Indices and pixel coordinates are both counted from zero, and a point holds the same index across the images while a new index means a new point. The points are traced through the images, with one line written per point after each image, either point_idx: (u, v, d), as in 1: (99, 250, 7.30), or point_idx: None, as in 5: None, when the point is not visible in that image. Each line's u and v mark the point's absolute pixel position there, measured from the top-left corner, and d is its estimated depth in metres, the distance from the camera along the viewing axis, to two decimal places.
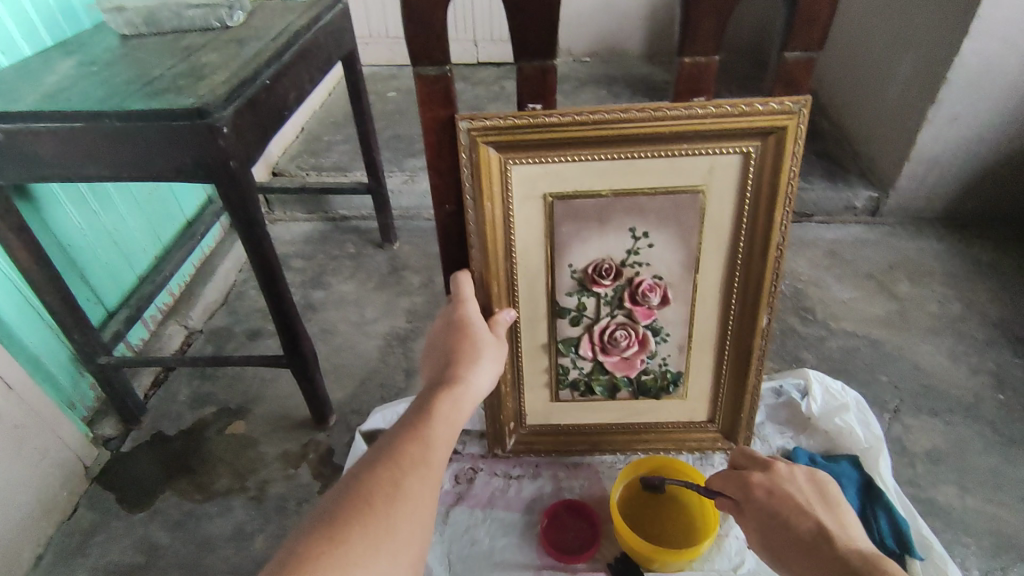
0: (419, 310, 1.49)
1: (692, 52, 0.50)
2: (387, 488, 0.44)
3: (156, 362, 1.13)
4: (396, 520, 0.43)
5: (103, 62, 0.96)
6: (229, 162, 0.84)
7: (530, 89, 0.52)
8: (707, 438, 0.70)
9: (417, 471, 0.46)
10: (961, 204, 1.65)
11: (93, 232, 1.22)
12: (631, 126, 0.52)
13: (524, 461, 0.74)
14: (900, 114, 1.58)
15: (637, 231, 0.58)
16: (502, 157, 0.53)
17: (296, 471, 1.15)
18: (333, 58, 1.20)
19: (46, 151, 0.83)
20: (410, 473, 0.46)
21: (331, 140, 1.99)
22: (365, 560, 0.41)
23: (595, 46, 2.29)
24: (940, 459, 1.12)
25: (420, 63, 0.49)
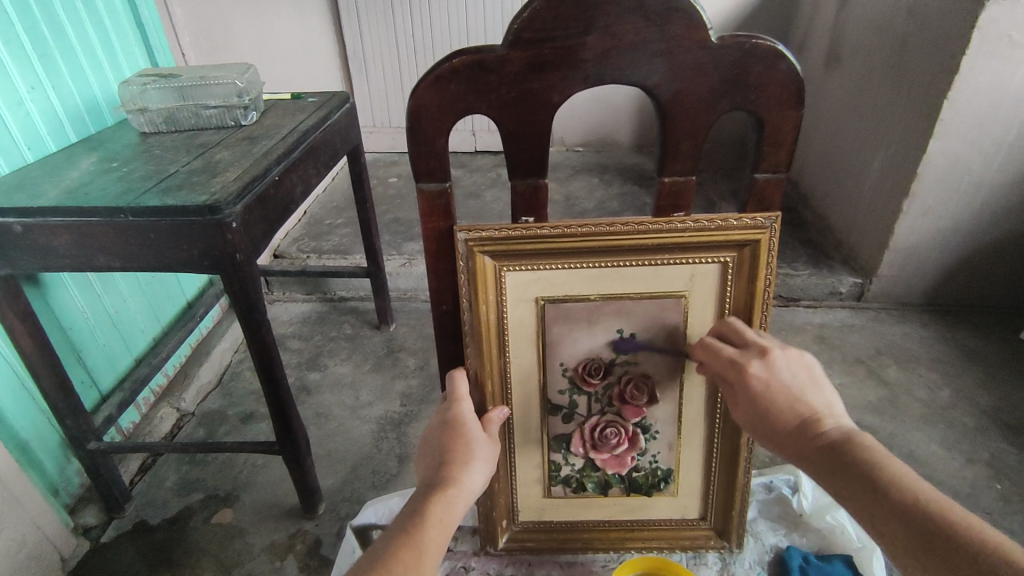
0: (413, 394, 1.49)
1: (672, 172, 0.55)
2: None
3: (145, 447, 1.12)
4: None
5: (123, 159, 1.02)
6: (235, 255, 0.88)
7: (524, 204, 0.56)
8: (700, 536, 0.70)
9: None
10: (942, 291, 1.70)
11: (94, 314, 1.24)
12: (617, 238, 0.56)
13: (516, 559, 0.72)
14: (878, 206, 1.65)
15: (624, 332, 0.61)
16: (497, 264, 0.57)
17: (281, 564, 1.11)
18: (338, 153, 1.27)
19: (61, 244, 0.87)
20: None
21: (332, 223, 2.06)
22: None
23: (586, 137, 2.42)
24: None
25: (423, 180, 0.53)
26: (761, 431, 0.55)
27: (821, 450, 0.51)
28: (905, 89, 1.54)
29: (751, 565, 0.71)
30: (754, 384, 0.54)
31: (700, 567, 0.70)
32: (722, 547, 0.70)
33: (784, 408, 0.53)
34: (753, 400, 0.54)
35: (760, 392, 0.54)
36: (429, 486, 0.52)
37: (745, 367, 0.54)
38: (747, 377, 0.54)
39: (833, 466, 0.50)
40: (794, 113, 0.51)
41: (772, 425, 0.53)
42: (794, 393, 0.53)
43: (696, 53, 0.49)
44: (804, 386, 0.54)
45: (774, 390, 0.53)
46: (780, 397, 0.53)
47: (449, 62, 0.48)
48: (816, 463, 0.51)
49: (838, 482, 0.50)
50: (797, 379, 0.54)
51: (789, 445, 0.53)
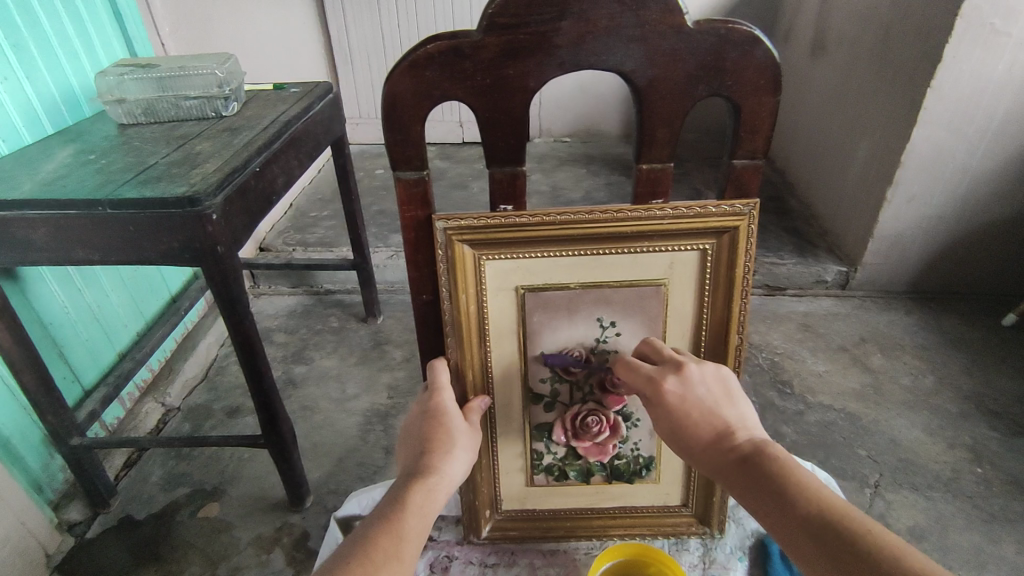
0: (401, 386, 1.49)
1: (650, 159, 0.55)
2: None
3: (129, 442, 1.11)
4: None
5: (100, 151, 1.00)
6: (216, 247, 0.87)
7: (502, 192, 0.56)
8: (682, 522, 0.70)
9: (387, 568, 0.47)
10: (925, 278, 1.72)
11: (75, 309, 1.22)
12: (596, 226, 0.55)
13: (500, 548, 0.72)
14: (862, 194, 1.67)
15: (604, 321, 0.61)
16: (476, 252, 0.57)
17: (269, 557, 1.11)
18: (321, 144, 1.26)
19: (37, 238, 0.86)
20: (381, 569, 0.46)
21: (318, 216, 2.05)
22: None
23: (573, 128, 2.42)
24: (923, 536, 1.11)
25: (399, 168, 0.53)
26: (677, 448, 0.56)
27: (732, 463, 0.52)
28: (888, 79, 1.55)
29: (731, 550, 0.71)
30: (668, 400, 0.55)
31: (682, 553, 0.71)
32: (703, 533, 0.70)
33: (696, 423, 0.54)
34: (668, 416, 0.55)
35: (676, 407, 0.55)
36: (411, 474, 0.52)
37: (661, 383, 0.55)
38: (662, 394, 0.55)
39: (747, 482, 0.51)
40: (770, 100, 0.51)
41: (688, 440, 0.54)
42: (708, 407, 0.54)
43: (672, 40, 0.49)
44: (718, 400, 0.55)
45: (690, 405, 0.54)
46: (693, 412, 0.54)
47: (424, 48, 0.48)
48: (729, 479, 0.52)
49: (752, 496, 0.50)
50: (713, 393, 0.55)
51: (701, 463, 0.54)
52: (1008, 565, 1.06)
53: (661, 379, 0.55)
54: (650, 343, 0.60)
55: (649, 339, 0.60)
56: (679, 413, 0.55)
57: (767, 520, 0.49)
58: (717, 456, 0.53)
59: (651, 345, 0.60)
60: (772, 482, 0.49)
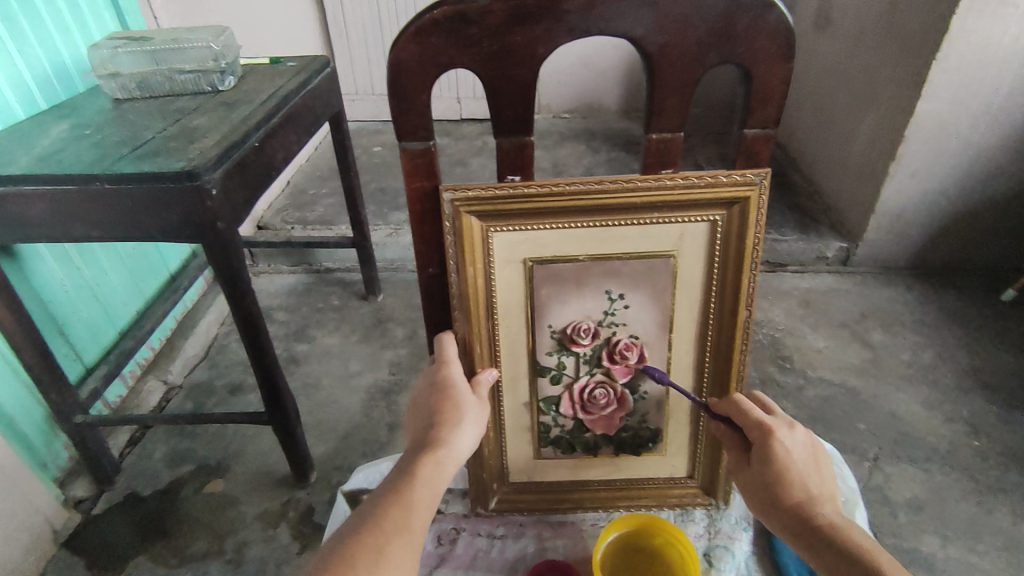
0: (403, 363, 1.49)
1: (660, 129, 0.54)
2: (369, 557, 0.45)
3: (133, 420, 1.11)
4: None
5: (96, 125, 0.98)
6: (216, 222, 0.86)
7: (508, 163, 0.55)
8: (688, 493, 0.71)
9: (400, 538, 0.47)
10: (926, 254, 1.72)
11: (74, 287, 1.21)
12: (605, 197, 0.55)
13: (508, 520, 0.73)
14: (865, 169, 1.65)
15: (612, 294, 0.61)
16: (483, 225, 0.56)
17: (275, 532, 1.12)
18: (320, 119, 1.24)
19: (36, 213, 0.85)
20: (393, 540, 0.47)
21: (317, 193, 2.03)
22: None
23: (573, 103, 2.39)
24: (920, 508, 1.13)
25: (404, 138, 0.52)
26: (763, 499, 0.56)
27: (816, 523, 0.52)
28: (893, 51, 1.53)
29: (737, 520, 0.72)
30: (774, 447, 0.56)
31: (688, 524, 0.71)
32: (708, 504, 0.71)
33: (794, 479, 0.55)
34: (768, 462, 0.56)
35: (778, 460, 0.56)
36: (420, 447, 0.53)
37: (773, 431, 0.57)
38: (772, 440, 0.56)
39: (824, 545, 0.51)
40: (784, 67, 0.50)
41: (778, 490, 0.55)
42: (806, 471, 0.56)
43: (683, 4, 0.47)
44: (816, 471, 0.56)
45: (793, 462, 0.56)
46: (795, 468, 0.55)
47: (430, 13, 0.46)
48: (810, 535, 0.52)
49: (831, 559, 0.50)
50: (810, 462, 0.56)
51: (783, 514, 0.54)
52: (1004, 536, 1.08)
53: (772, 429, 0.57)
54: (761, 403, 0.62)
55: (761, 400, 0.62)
56: (777, 464, 0.56)
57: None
58: (802, 515, 0.53)
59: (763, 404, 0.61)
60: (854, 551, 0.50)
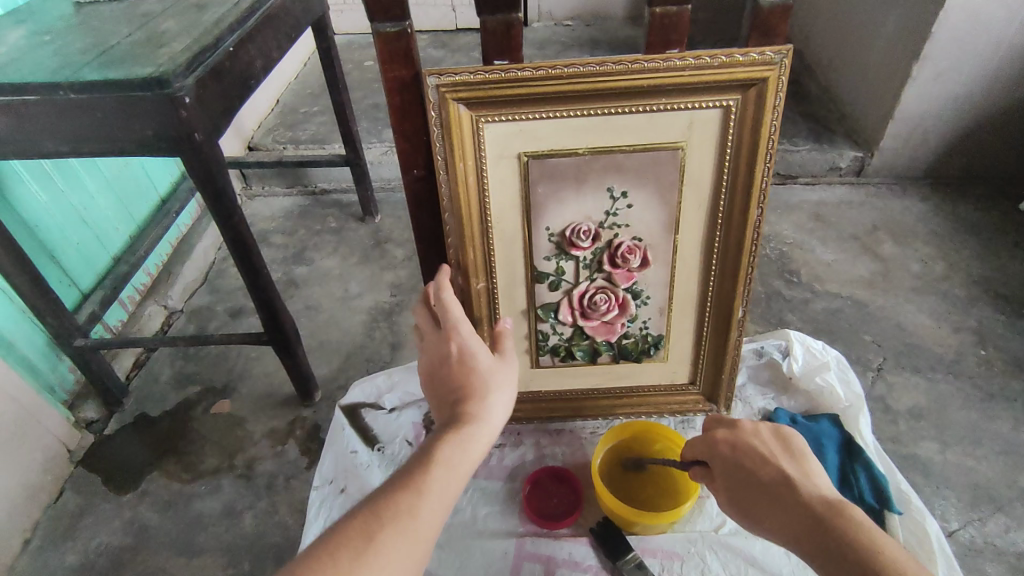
0: (404, 284, 1.48)
1: (663, 2, 0.49)
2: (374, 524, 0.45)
3: (133, 343, 1.10)
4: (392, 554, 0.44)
5: (58, 32, 0.91)
6: (193, 134, 0.81)
7: (498, 45, 0.50)
8: (689, 399, 0.70)
9: (395, 525, 0.46)
10: (945, 162, 1.64)
11: (60, 211, 1.18)
12: (607, 80, 0.50)
13: (506, 430, 0.78)
14: (886, 71, 1.55)
15: (615, 191, 0.57)
16: (473, 115, 0.51)
17: (283, 448, 1.15)
18: (301, 24, 1.15)
19: (2, 128, 0.80)
20: (386, 526, 0.45)
21: (307, 112, 1.94)
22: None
23: (575, 8, 2.23)
24: (922, 416, 1.13)
25: (378, 19, 0.47)
26: (742, 505, 0.59)
27: (789, 512, 0.54)
28: None
29: None
30: (723, 449, 0.61)
31: (687, 430, 0.74)
32: (709, 410, 0.70)
33: (759, 471, 0.58)
34: (728, 464, 0.60)
35: (733, 457, 0.60)
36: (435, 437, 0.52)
37: (716, 435, 0.62)
38: (722, 442, 0.61)
39: (802, 528, 0.53)
40: None
41: (746, 489, 0.58)
42: (768, 459, 0.59)
43: None
44: (778, 453, 0.59)
45: (749, 452, 0.59)
46: (751, 457, 0.59)
47: None
48: (789, 512, 0.54)
49: (811, 544, 0.52)
50: (773, 446, 0.60)
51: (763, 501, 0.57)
52: (1004, 441, 1.08)
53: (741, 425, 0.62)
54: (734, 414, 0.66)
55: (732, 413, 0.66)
56: (736, 463, 0.59)
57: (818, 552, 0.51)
58: (774, 501, 0.56)
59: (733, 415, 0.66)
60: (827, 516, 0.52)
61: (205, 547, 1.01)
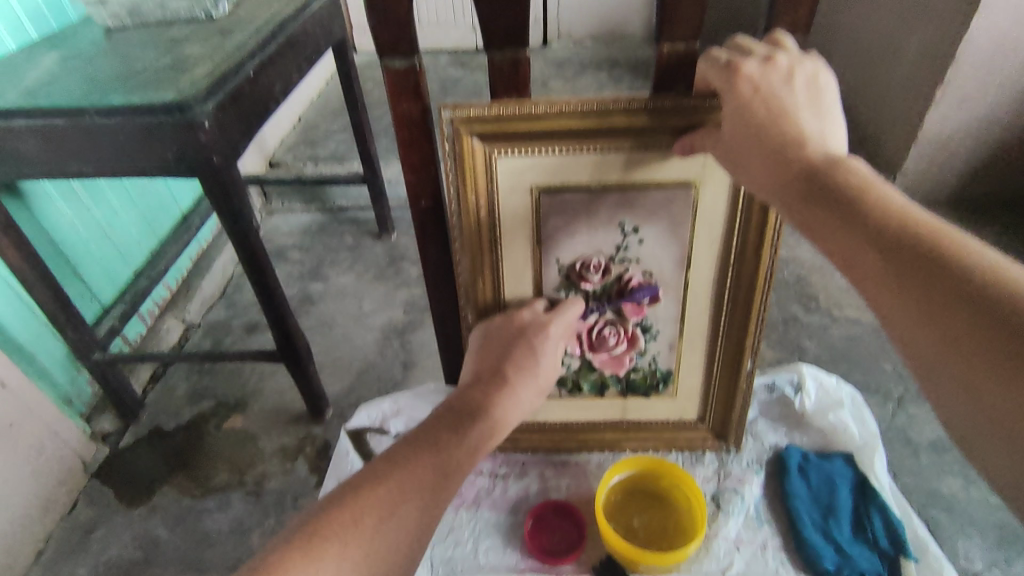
0: (417, 302, 1.48)
1: (672, 38, 0.48)
2: (428, 451, 0.50)
3: (149, 358, 1.12)
4: (425, 458, 0.49)
5: (88, 56, 0.95)
6: (211, 157, 0.82)
7: (504, 82, 0.50)
8: (697, 437, 0.68)
9: (445, 446, 0.51)
10: (969, 185, 1.62)
11: (84, 226, 1.21)
12: (621, 117, 0.50)
13: (510, 459, 0.71)
14: (908, 94, 1.53)
15: (626, 227, 0.56)
16: (487, 148, 0.51)
17: (293, 466, 1.15)
18: (321, 46, 1.18)
19: (29, 150, 0.82)
20: (433, 452, 0.50)
21: (328, 129, 1.98)
22: (403, 486, 0.48)
23: (594, 28, 2.25)
24: (945, 450, 1.10)
25: (386, 55, 0.47)
26: (762, 168, 0.44)
27: (823, 205, 0.41)
28: None
29: (747, 463, 0.70)
30: (756, 110, 0.43)
31: (695, 467, 0.69)
32: (719, 448, 0.69)
33: (793, 140, 0.42)
34: (753, 128, 0.43)
35: (767, 107, 0.43)
36: (437, 451, 0.50)
37: (752, 73, 0.43)
38: (753, 79, 0.43)
39: (853, 227, 0.40)
40: None
41: (771, 162, 0.43)
42: (808, 129, 0.43)
43: None
44: (819, 124, 0.43)
45: (783, 104, 0.43)
46: (784, 116, 0.43)
47: None
48: (933, 293, 0.36)
49: (871, 263, 0.39)
50: (810, 104, 0.43)
51: (871, 266, 0.39)
52: None
53: (745, 66, 0.43)
54: (734, 41, 0.47)
55: (738, 38, 0.47)
56: (765, 118, 0.43)
57: (970, 384, 0.36)
58: (809, 180, 0.41)
59: (773, 38, 0.46)
60: (996, 303, 0.35)
61: (213, 565, 1.01)
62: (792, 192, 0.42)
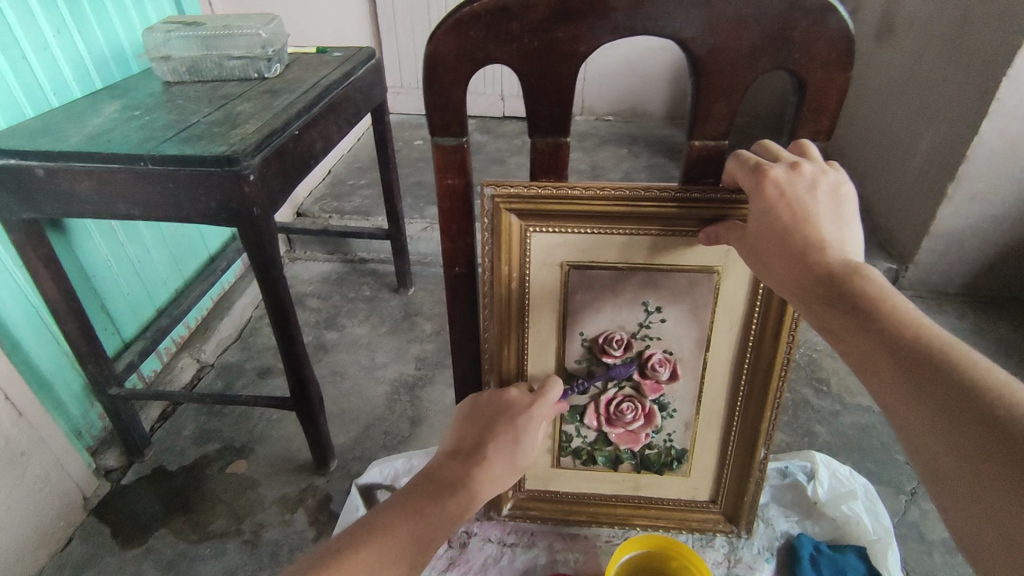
0: (429, 358, 1.49)
1: (702, 136, 0.52)
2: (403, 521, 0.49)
3: (164, 396, 1.13)
4: (399, 527, 0.48)
5: (146, 107, 1.01)
6: (253, 208, 0.87)
7: (544, 165, 0.53)
8: (709, 519, 0.68)
9: (421, 516, 0.49)
10: (980, 280, 1.64)
11: (118, 262, 1.25)
12: (650, 204, 0.53)
13: (519, 528, 0.72)
14: (921, 189, 1.58)
15: (650, 305, 0.59)
16: (523, 223, 0.55)
17: (292, 517, 1.14)
18: (361, 111, 1.24)
19: (82, 189, 0.87)
20: (405, 521, 0.48)
21: (356, 184, 2.05)
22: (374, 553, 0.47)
23: (617, 106, 2.35)
24: (959, 550, 1.07)
25: (438, 133, 0.51)
26: (785, 268, 0.46)
27: (842, 309, 0.43)
28: (958, 66, 1.45)
29: (759, 550, 0.69)
30: (780, 213, 0.46)
31: (706, 550, 0.69)
32: (731, 532, 0.68)
33: (814, 245, 0.45)
34: (777, 230, 0.46)
35: (790, 212, 0.46)
36: (413, 522, 0.48)
37: (779, 178, 0.46)
38: (779, 185, 0.46)
39: (870, 332, 0.41)
40: (842, 76, 0.47)
41: (793, 263, 0.46)
42: (828, 234, 0.45)
43: (737, 4, 0.45)
44: (840, 233, 0.46)
45: (806, 211, 0.46)
46: (807, 222, 0.46)
47: (470, 6, 0.45)
48: (947, 405, 0.37)
49: (887, 368, 0.40)
50: (831, 213, 0.46)
51: (887, 371, 0.41)
52: None
53: (771, 171, 0.47)
54: (762, 145, 0.51)
55: (766, 144, 0.51)
56: (788, 222, 0.46)
57: (986, 498, 0.36)
58: (829, 283, 0.44)
59: (798, 146, 0.50)
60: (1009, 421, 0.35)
61: None
62: (810, 293, 0.45)
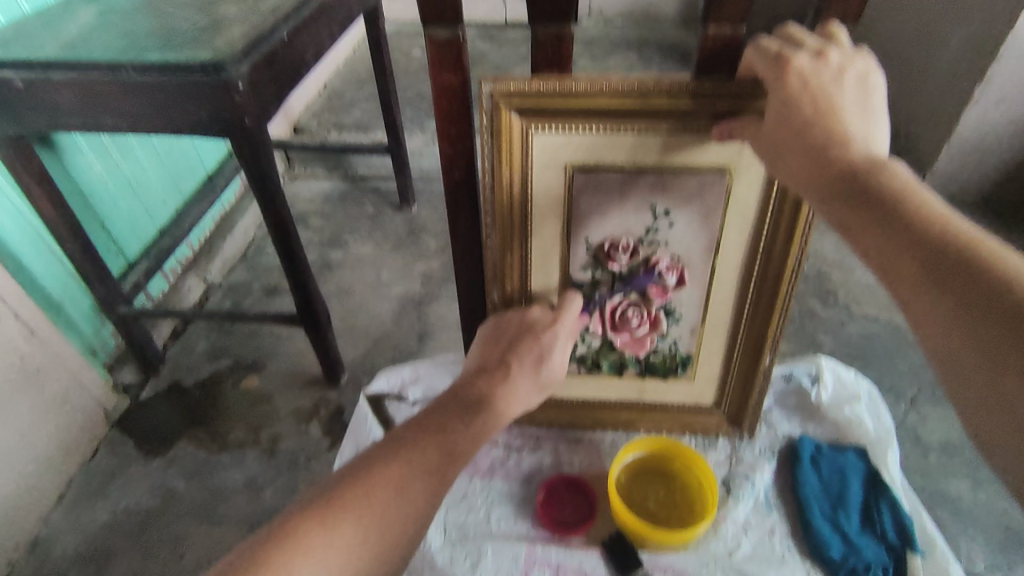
0: (435, 275, 1.49)
1: (718, 21, 0.48)
2: (432, 437, 0.52)
3: (173, 314, 1.14)
4: (427, 445, 0.52)
5: (125, 12, 0.95)
6: (244, 118, 0.83)
7: (546, 58, 0.50)
8: (712, 422, 0.69)
9: (447, 431, 0.53)
10: (1000, 188, 1.58)
11: (114, 181, 1.23)
12: (660, 98, 0.49)
13: (525, 433, 0.73)
14: (946, 91, 1.50)
15: (657, 209, 0.57)
16: (524, 123, 0.52)
17: (307, 428, 1.18)
18: (353, 13, 1.17)
19: (65, 102, 0.83)
20: (433, 439, 0.52)
21: (353, 97, 1.97)
22: (405, 469, 0.51)
23: (627, 7, 2.21)
24: (954, 452, 1.10)
25: (431, 24, 0.47)
26: (803, 166, 0.44)
27: (861, 207, 0.41)
28: None
29: (760, 451, 0.71)
30: (802, 106, 0.43)
31: (709, 451, 0.70)
32: (733, 433, 0.70)
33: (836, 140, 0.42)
34: (798, 124, 0.43)
35: (812, 104, 0.43)
36: (441, 437, 0.52)
37: (802, 68, 0.43)
38: (802, 75, 0.43)
39: (890, 230, 0.40)
40: None
41: (812, 160, 0.43)
42: (851, 129, 0.43)
43: None
44: (864, 127, 0.43)
45: (829, 103, 0.43)
46: (830, 115, 0.43)
47: None
48: (968, 302, 0.37)
49: (906, 266, 0.39)
50: (855, 105, 0.43)
51: (905, 269, 0.39)
52: None
53: (795, 60, 0.43)
54: (785, 30, 0.47)
55: (790, 29, 0.47)
56: (809, 115, 0.43)
57: (1001, 393, 0.36)
58: (849, 180, 0.41)
59: (824, 31, 0.46)
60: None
61: (227, 517, 1.05)
62: (829, 191, 0.43)
